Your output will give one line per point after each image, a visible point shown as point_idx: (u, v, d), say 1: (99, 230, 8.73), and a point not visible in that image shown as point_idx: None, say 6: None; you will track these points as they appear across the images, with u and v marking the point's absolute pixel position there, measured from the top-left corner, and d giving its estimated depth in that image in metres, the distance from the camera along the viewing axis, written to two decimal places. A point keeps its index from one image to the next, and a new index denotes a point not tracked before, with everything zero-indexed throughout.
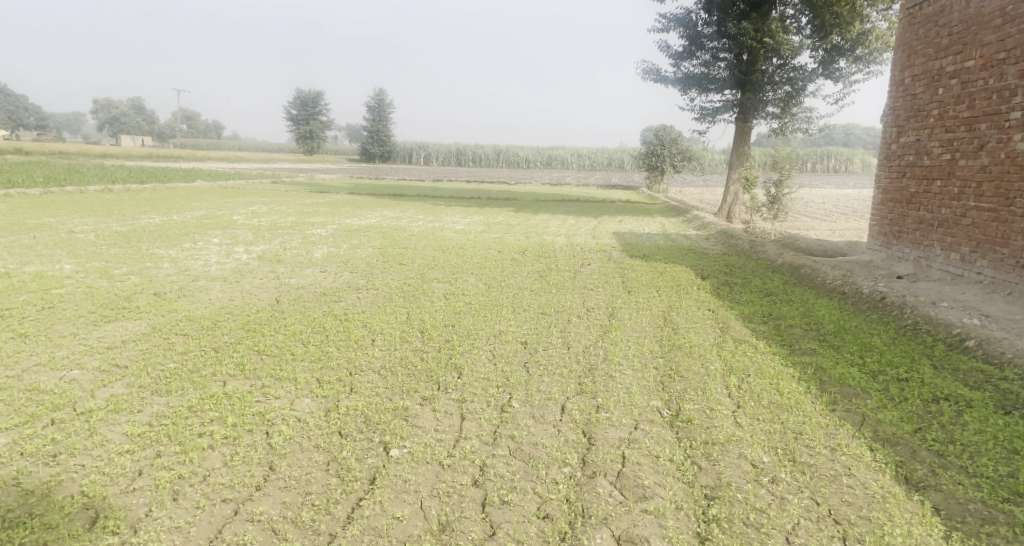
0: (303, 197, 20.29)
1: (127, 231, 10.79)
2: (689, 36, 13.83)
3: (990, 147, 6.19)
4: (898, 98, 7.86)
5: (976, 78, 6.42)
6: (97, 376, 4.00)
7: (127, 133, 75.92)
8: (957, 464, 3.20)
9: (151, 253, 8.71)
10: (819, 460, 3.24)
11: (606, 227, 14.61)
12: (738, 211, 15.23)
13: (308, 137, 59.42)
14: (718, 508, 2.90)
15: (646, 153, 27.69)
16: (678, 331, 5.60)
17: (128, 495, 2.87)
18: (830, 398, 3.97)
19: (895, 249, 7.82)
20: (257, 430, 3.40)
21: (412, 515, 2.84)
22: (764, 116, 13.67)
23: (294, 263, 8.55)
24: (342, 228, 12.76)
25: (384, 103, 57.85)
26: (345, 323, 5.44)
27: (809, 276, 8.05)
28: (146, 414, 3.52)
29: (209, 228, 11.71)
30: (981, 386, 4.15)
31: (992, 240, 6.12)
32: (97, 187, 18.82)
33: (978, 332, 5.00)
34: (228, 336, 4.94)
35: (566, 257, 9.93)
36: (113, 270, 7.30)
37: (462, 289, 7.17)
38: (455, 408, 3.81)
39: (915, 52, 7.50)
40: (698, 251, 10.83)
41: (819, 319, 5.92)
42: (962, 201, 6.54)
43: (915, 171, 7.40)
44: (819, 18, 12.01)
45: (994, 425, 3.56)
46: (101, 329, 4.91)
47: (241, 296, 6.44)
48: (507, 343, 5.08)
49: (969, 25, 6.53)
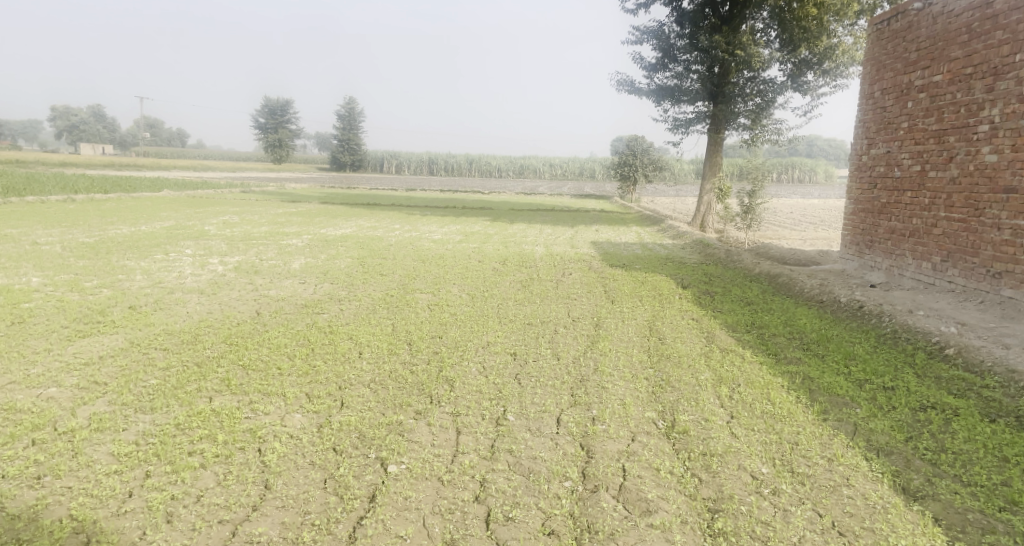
0: (274, 206, 19.96)
1: (94, 242, 10.46)
2: (662, 48, 14.05)
3: (959, 159, 6.38)
4: (868, 111, 8.07)
5: (944, 92, 6.62)
6: (76, 393, 3.84)
7: (88, 139, 73.93)
8: (951, 473, 3.26)
9: (121, 265, 8.46)
10: (817, 471, 3.27)
11: (584, 236, 14.68)
12: (711, 220, 15.45)
13: (278, 145, 58.54)
14: (724, 521, 2.90)
15: (619, 162, 27.92)
16: (665, 341, 5.63)
17: (119, 518, 2.74)
18: (821, 407, 4.02)
19: (867, 258, 8.01)
20: (249, 448, 3.29)
21: (416, 533, 2.77)
22: (735, 127, 13.92)
23: (272, 274, 8.40)
24: (318, 238, 12.57)
25: (356, 111, 57.52)
26: (330, 336, 5.33)
27: (787, 284, 8.18)
28: (132, 433, 3.38)
29: (180, 239, 11.42)
30: (965, 394, 4.25)
31: (962, 250, 6.30)
32: (59, 196, 18.23)
33: (957, 340, 5.13)
34: (210, 350, 4.79)
35: (546, 266, 9.94)
36: (84, 283, 7.05)
37: (446, 299, 7.11)
38: (449, 422, 3.75)
39: (884, 66, 7.72)
40: (676, 260, 10.93)
41: (800, 328, 6.02)
42: (933, 212, 6.72)
43: (886, 182, 7.60)
44: (788, 32, 12.30)
45: (982, 434, 3.64)
46: (77, 345, 4.72)
47: (220, 309, 6.28)
48: (496, 354, 5.03)
49: (937, 41, 6.74)
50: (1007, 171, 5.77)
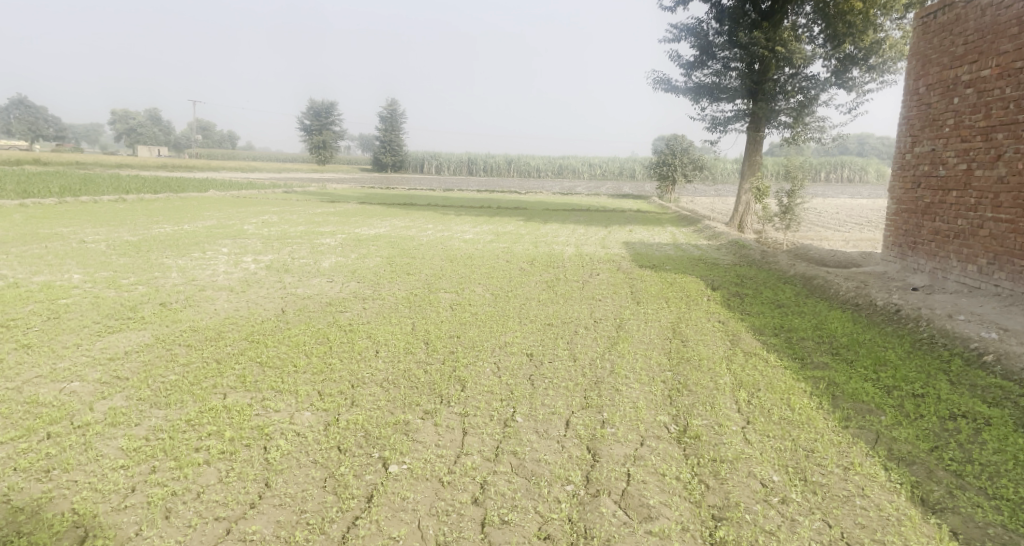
0: (314, 206, 20.32)
1: (138, 240, 10.86)
2: (700, 46, 13.78)
3: (1007, 157, 6.05)
4: (912, 107, 7.73)
5: (993, 87, 6.29)
6: (97, 388, 3.97)
7: (143, 142, 76.87)
8: (976, 485, 3.08)
9: (159, 262, 8.74)
10: (831, 480, 3.13)
11: (616, 236, 14.48)
12: (749, 221, 15.04)
13: (321, 147, 59.68)
14: (726, 530, 2.80)
15: (658, 162, 27.46)
16: (687, 343, 5.49)
17: (119, 513, 2.83)
18: (843, 414, 3.86)
19: (910, 260, 7.67)
20: (254, 445, 3.35)
21: (409, 535, 2.76)
22: (776, 125, 13.52)
23: (301, 273, 8.54)
24: (352, 237, 12.75)
25: (397, 112, 58.23)
26: (350, 334, 5.39)
27: (822, 287, 7.90)
28: (143, 428, 3.48)
29: (219, 238, 11.72)
30: (1001, 403, 4.02)
31: (1010, 252, 5.97)
32: (111, 196, 19.02)
33: (997, 347, 4.85)
34: (231, 347, 4.89)
35: (574, 267, 9.85)
36: (121, 280, 7.31)
37: (469, 299, 7.11)
38: (457, 422, 3.74)
39: (930, 61, 7.38)
40: (708, 261, 10.69)
41: (832, 332, 5.80)
42: (980, 212, 6.40)
43: (930, 181, 7.27)
44: (832, 27, 11.89)
45: (1015, 445, 3.43)
46: (105, 340, 4.90)
47: (247, 306, 6.41)
48: (513, 355, 4.99)
49: (986, 34, 6.40)
50: None
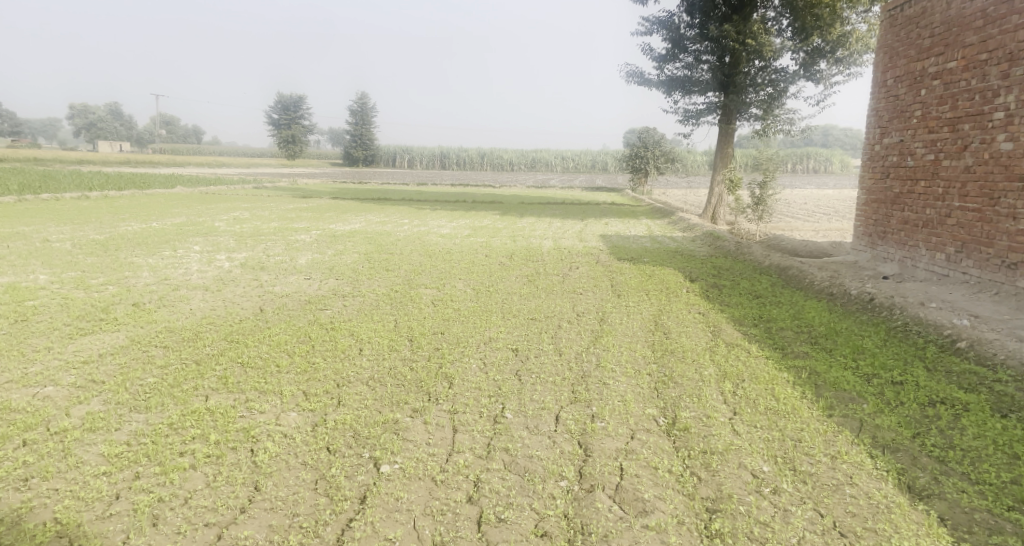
0: (286, 202, 19.99)
1: (105, 239, 10.53)
2: (672, 39, 13.85)
3: (974, 147, 6.20)
4: (881, 99, 7.88)
5: (959, 79, 6.44)
6: (72, 392, 3.84)
7: (105, 137, 74.64)
8: (958, 470, 3.16)
9: (129, 261, 8.49)
10: (820, 469, 3.19)
11: (593, 229, 14.54)
12: (723, 212, 15.23)
13: (290, 141, 58.68)
14: (721, 522, 2.83)
15: (630, 155, 27.64)
16: (670, 335, 5.53)
17: (104, 521, 2.74)
18: (826, 403, 3.92)
19: (880, 249, 7.85)
20: (240, 448, 3.27)
21: (405, 536, 2.73)
22: (747, 117, 13.69)
23: (277, 270, 8.38)
24: (326, 233, 12.56)
25: (367, 106, 57.55)
26: (331, 332, 5.31)
27: (797, 277, 8.02)
28: (124, 433, 3.38)
29: (189, 235, 11.46)
30: (975, 388, 4.14)
31: (977, 240, 6.13)
32: (73, 193, 18.43)
33: (969, 333, 4.99)
34: (210, 348, 4.77)
35: (553, 260, 9.86)
36: (90, 280, 7.09)
37: (451, 295, 7.06)
38: (446, 420, 3.70)
39: (897, 53, 7.53)
40: (685, 253, 10.79)
41: (809, 321, 5.90)
42: (947, 202, 6.56)
43: (899, 171, 7.43)
44: (800, 20, 12.06)
45: (993, 430, 3.54)
46: (77, 343, 4.74)
47: (224, 305, 6.27)
48: (498, 351, 4.97)
49: (952, 27, 6.55)
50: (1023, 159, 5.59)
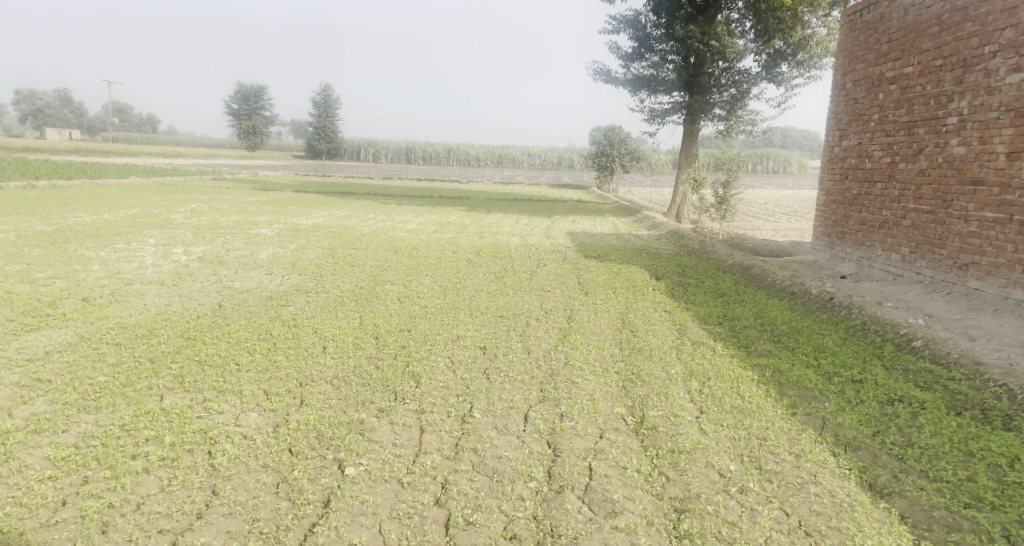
0: (246, 195, 19.45)
1: (53, 230, 10.06)
2: (638, 38, 13.94)
3: (928, 151, 6.39)
4: (840, 103, 8.07)
5: (915, 84, 6.62)
6: (16, 392, 3.64)
7: (53, 123, 71.51)
8: (917, 468, 3.24)
9: (79, 254, 8.12)
10: (785, 468, 3.23)
11: (560, 226, 14.57)
12: (686, 211, 15.43)
13: (251, 132, 57.20)
14: (689, 522, 2.84)
15: (596, 153, 27.78)
16: (637, 334, 5.55)
17: (49, 530, 2.60)
18: (790, 401, 3.98)
19: (838, 249, 8.04)
20: (197, 450, 3.14)
21: (371, 540, 2.66)
22: (711, 117, 13.87)
23: (237, 265, 8.13)
24: (289, 227, 12.23)
25: (331, 98, 56.47)
26: (294, 329, 5.16)
27: (759, 276, 8.15)
28: (72, 434, 3.21)
29: (144, 227, 11.01)
30: (932, 386, 4.26)
31: (930, 242, 6.32)
32: (18, 182, 17.56)
33: (924, 332, 5.13)
34: (166, 345, 4.58)
35: (521, 257, 9.81)
36: (36, 274, 6.74)
37: (417, 291, 6.95)
38: (413, 420, 3.62)
39: (856, 57, 7.70)
40: (651, 251, 10.89)
41: (772, 320, 6.00)
42: (903, 203, 6.75)
43: (857, 173, 7.62)
44: (763, 23, 12.25)
45: (949, 427, 3.64)
46: (22, 340, 4.50)
47: (180, 301, 6.03)
48: (466, 349, 4.90)
49: (908, 33, 6.74)
50: (974, 163, 5.78)
